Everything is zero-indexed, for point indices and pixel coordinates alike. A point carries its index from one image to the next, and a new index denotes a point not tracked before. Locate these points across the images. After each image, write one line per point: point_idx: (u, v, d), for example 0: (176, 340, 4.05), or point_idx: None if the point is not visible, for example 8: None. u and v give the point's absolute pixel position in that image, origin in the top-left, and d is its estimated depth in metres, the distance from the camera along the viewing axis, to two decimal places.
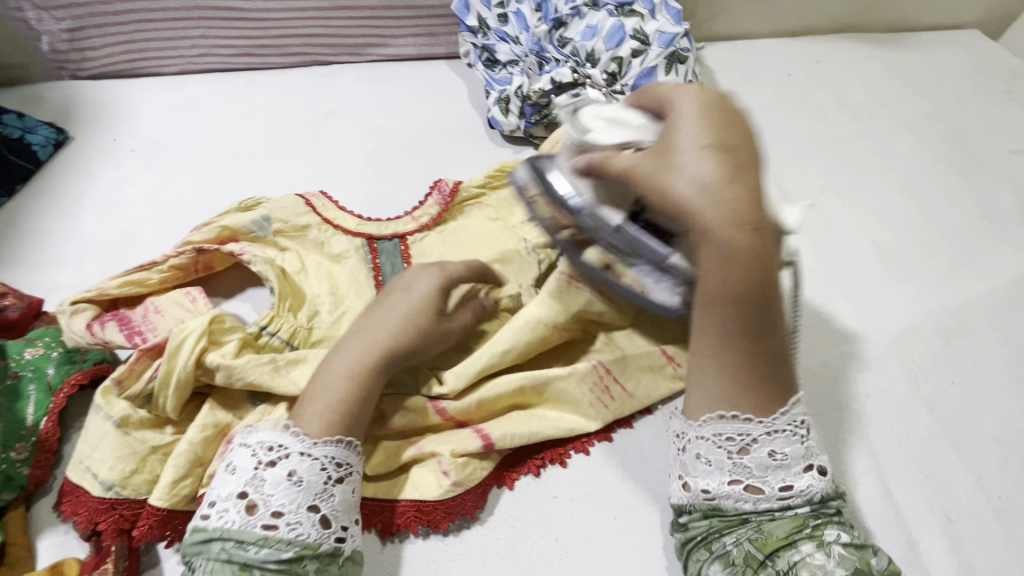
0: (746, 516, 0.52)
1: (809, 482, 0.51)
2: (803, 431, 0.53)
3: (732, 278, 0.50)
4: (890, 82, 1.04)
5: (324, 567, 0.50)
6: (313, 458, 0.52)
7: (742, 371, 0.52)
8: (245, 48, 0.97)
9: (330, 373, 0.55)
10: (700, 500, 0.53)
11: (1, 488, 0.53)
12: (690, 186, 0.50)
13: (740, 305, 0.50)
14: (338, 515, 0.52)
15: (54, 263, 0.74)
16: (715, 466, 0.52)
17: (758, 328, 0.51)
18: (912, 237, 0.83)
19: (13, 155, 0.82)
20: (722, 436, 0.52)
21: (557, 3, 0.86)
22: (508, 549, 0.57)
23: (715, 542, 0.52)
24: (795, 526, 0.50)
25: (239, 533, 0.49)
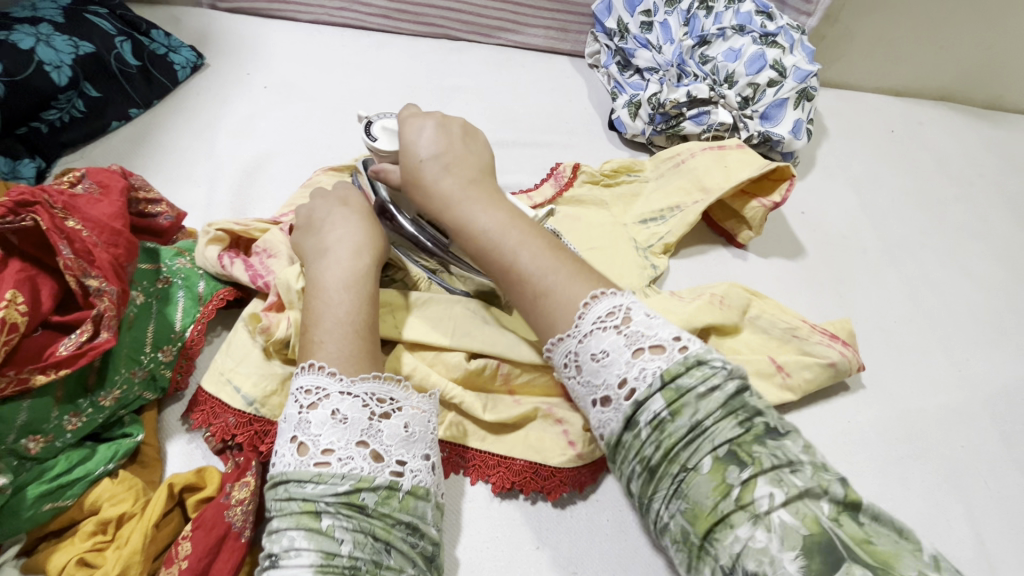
0: (653, 465, 0.46)
1: (653, 380, 0.47)
2: (616, 324, 0.51)
3: (489, 220, 0.57)
4: (989, 157, 1.07)
5: (383, 500, 0.47)
6: (353, 395, 0.49)
7: (528, 290, 0.55)
8: (383, 9, 0.99)
9: (313, 298, 0.55)
10: (604, 449, 0.51)
11: (147, 386, 0.53)
12: (428, 169, 0.59)
13: (483, 240, 0.57)
14: (392, 448, 0.48)
15: (187, 181, 0.75)
16: (584, 398, 0.52)
17: (535, 250, 0.56)
18: (1006, 305, 0.86)
19: (155, 69, 0.82)
20: (562, 367, 0.53)
21: (705, 22, 0.90)
22: (618, 532, 0.59)
23: (653, 514, 0.48)
24: (719, 490, 0.43)
25: (297, 472, 0.47)
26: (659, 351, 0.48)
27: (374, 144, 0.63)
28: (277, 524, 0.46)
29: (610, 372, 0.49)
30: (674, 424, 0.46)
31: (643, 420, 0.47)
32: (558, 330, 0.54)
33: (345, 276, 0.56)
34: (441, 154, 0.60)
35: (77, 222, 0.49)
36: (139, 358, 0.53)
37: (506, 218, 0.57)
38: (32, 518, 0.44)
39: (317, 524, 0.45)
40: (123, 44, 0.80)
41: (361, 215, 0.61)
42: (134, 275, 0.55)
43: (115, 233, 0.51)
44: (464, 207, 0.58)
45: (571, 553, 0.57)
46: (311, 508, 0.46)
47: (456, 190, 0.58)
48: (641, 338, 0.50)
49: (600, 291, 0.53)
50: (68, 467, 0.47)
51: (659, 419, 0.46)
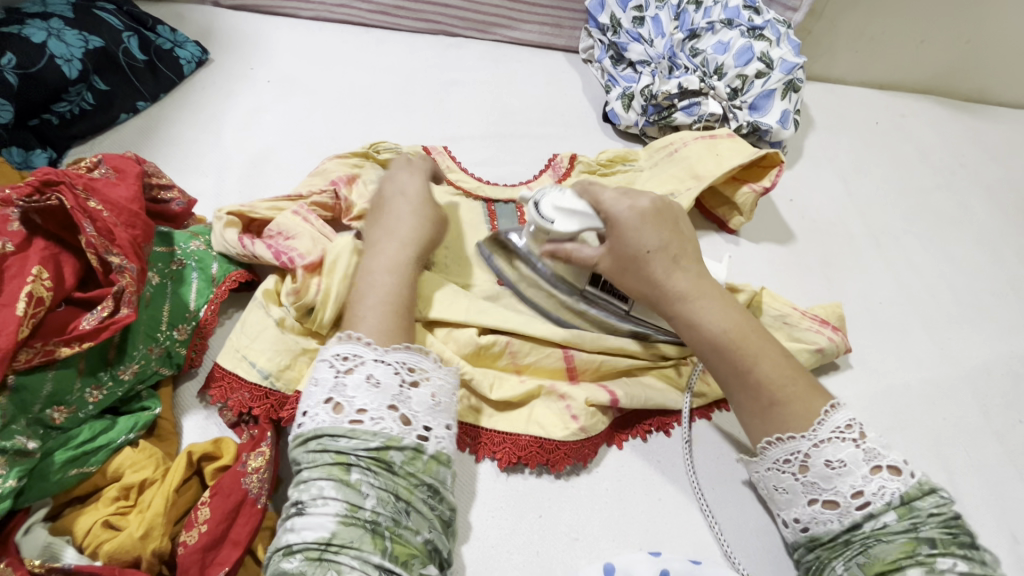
0: (843, 538, 0.52)
1: (892, 498, 0.50)
2: (852, 438, 0.53)
3: (723, 322, 0.58)
4: (969, 147, 1.11)
5: (409, 460, 0.50)
6: (387, 363, 0.52)
7: (762, 394, 0.56)
8: (382, 6, 1.01)
9: (361, 276, 0.58)
10: (799, 536, 0.55)
11: (163, 362, 0.56)
12: (649, 250, 0.60)
13: (721, 340, 0.58)
14: (420, 414, 0.51)
15: (196, 171, 0.77)
16: (792, 492, 0.55)
17: (771, 355, 0.57)
18: (985, 286, 0.90)
19: (161, 63, 0.84)
20: (780, 461, 0.55)
21: (694, 17, 0.94)
22: (616, 500, 0.61)
23: (827, 572, 0.52)
24: (904, 549, 0.48)
25: (330, 430, 0.49)
26: (896, 473, 0.51)
27: (550, 227, 0.63)
28: (306, 476, 0.48)
29: (844, 482, 0.52)
30: (883, 525, 0.50)
31: (870, 528, 0.51)
32: (786, 431, 0.55)
33: (392, 263, 0.59)
34: (665, 245, 0.61)
35: (98, 203, 0.51)
36: (156, 335, 0.55)
37: (736, 319, 0.59)
38: (59, 482, 0.47)
39: (346, 478, 0.48)
40: (130, 39, 0.82)
41: (412, 202, 0.65)
42: (150, 257, 0.58)
43: (133, 215, 0.53)
44: (701, 304, 0.59)
45: (572, 521, 0.59)
46: (343, 462, 0.48)
47: (652, 250, 0.60)
48: (878, 454, 0.52)
49: (834, 402, 0.54)
50: (91, 436, 0.49)
51: (886, 525, 0.50)
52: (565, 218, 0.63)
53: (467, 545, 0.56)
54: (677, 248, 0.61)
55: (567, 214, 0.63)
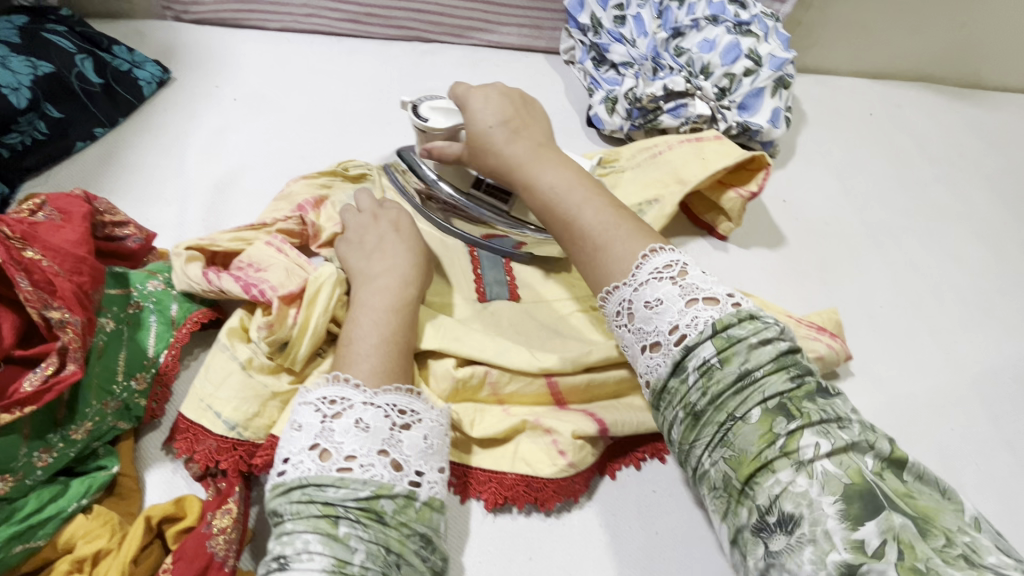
0: (699, 410, 0.47)
1: (705, 327, 0.48)
2: (671, 276, 0.52)
3: (553, 178, 0.62)
4: (967, 136, 1.07)
5: (401, 509, 0.46)
6: (376, 406, 0.48)
7: (587, 241, 0.58)
8: (352, 14, 0.97)
9: (360, 312, 0.55)
10: (648, 394, 0.51)
11: (121, 416, 0.52)
12: (495, 130, 0.65)
13: (552, 194, 0.61)
14: (413, 458, 0.48)
15: (158, 201, 0.74)
16: (631, 348, 0.53)
17: (597, 206, 0.59)
18: (989, 284, 0.86)
19: (119, 86, 0.80)
20: (614, 315, 0.55)
21: (678, 14, 0.89)
22: (610, 536, 0.58)
23: (693, 460, 0.47)
24: (764, 438, 0.43)
25: (317, 479, 0.45)
26: (712, 303, 0.49)
27: (425, 124, 0.67)
28: (289, 528, 0.44)
29: (662, 320, 0.50)
30: (723, 371, 0.46)
31: (693, 364, 0.47)
32: (614, 279, 0.55)
33: (392, 300, 0.57)
34: (504, 122, 0.66)
35: (36, 251, 0.48)
36: (111, 388, 0.51)
37: (579, 183, 0.61)
38: (3, 561, 0.43)
39: (333, 532, 0.43)
40: (84, 62, 0.77)
41: (404, 234, 0.64)
42: (103, 301, 0.54)
43: (78, 260, 0.50)
44: (538, 169, 0.63)
45: (564, 561, 0.56)
46: (329, 515, 0.44)
47: (500, 142, 0.64)
48: (696, 288, 0.51)
49: (656, 246, 0.55)
50: (39, 506, 0.45)
51: (706, 361, 0.47)
52: (439, 115, 0.68)
53: None
54: (535, 143, 0.65)
55: (446, 115, 0.68)
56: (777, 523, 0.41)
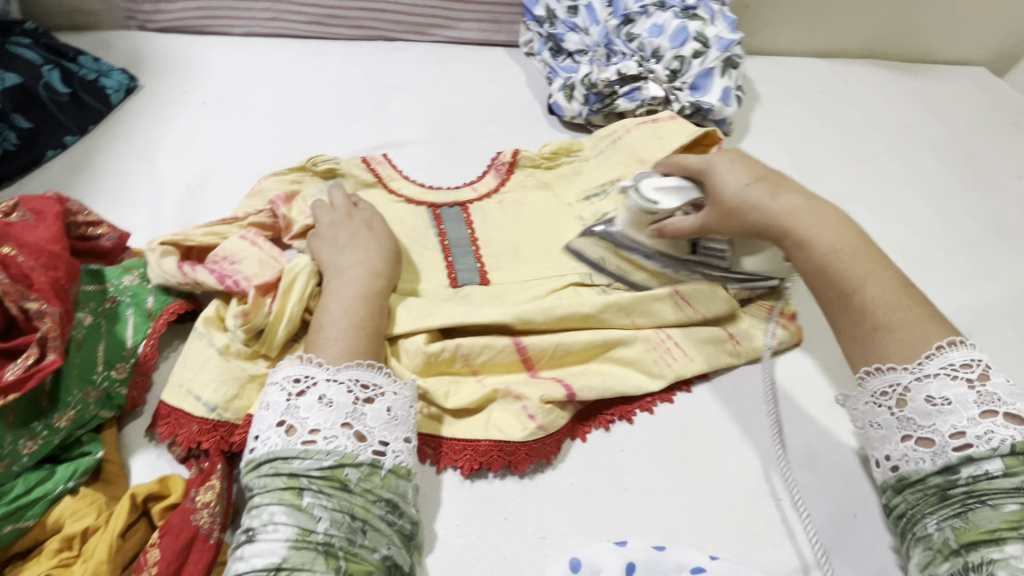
0: (950, 493, 0.50)
1: (1000, 445, 0.48)
2: (960, 373, 0.52)
3: (837, 238, 0.60)
4: (912, 107, 1.13)
5: (365, 477, 0.49)
6: (339, 381, 0.52)
7: (867, 318, 0.57)
8: (315, 16, 1.00)
9: (329, 300, 0.58)
10: (889, 476, 0.54)
11: (103, 405, 0.54)
12: (738, 189, 0.64)
13: (831, 257, 0.59)
14: (376, 429, 0.51)
15: (131, 204, 0.75)
16: (888, 428, 0.55)
17: (885, 281, 0.57)
18: (935, 244, 0.91)
19: (86, 95, 0.82)
20: (878, 393, 0.55)
21: (627, 1, 0.93)
22: (582, 494, 0.61)
23: (917, 524, 0.51)
24: (1009, 519, 0.46)
25: (283, 453, 0.48)
26: (1007, 419, 0.50)
27: (655, 208, 0.67)
28: (258, 500, 0.47)
29: (944, 421, 0.51)
30: (1004, 480, 0.47)
31: (968, 472, 0.49)
32: (887, 361, 0.55)
33: (364, 290, 0.59)
34: (756, 180, 0.64)
35: (11, 249, 0.50)
36: (92, 378, 0.53)
37: (852, 240, 0.60)
38: None
39: (298, 502, 0.46)
40: (51, 72, 0.80)
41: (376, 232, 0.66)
42: (79, 297, 0.56)
43: (54, 256, 0.52)
44: (808, 229, 0.61)
45: (538, 520, 0.59)
46: (294, 485, 0.47)
47: (736, 194, 0.64)
48: (996, 401, 0.50)
49: (957, 337, 0.53)
50: (26, 489, 0.47)
51: (989, 473, 0.48)
52: (667, 196, 0.67)
53: (433, 556, 0.56)
54: (751, 177, 0.64)
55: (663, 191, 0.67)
56: None
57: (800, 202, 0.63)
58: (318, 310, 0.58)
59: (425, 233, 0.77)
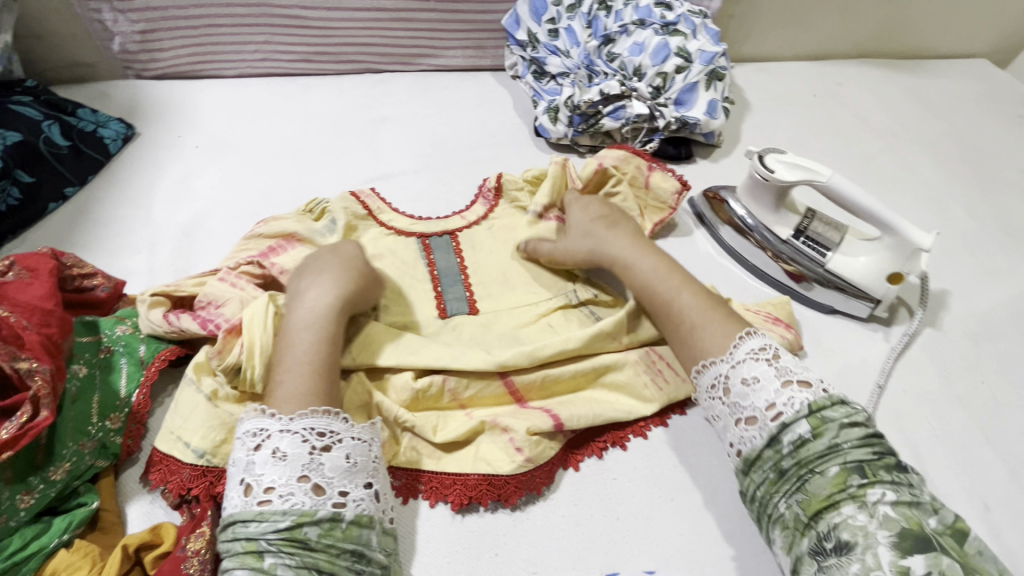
0: (786, 470, 0.52)
1: (801, 406, 0.53)
2: (766, 356, 0.57)
3: (650, 259, 0.70)
4: (909, 105, 1.10)
5: (326, 532, 0.49)
6: (293, 433, 0.51)
7: (687, 323, 0.64)
8: (304, 54, 1.02)
9: (284, 340, 0.58)
10: (737, 460, 0.56)
11: (98, 454, 0.55)
12: (580, 219, 0.78)
13: (646, 278, 0.69)
14: (334, 481, 0.50)
15: (128, 250, 0.78)
16: (722, 417, 0.58)
17: (695, 294, 0.65)
18: (938, 246, 0.88)
19: (85, 146, 0.85)
20: (709, 387, 0.59)
21: (607, 21, 0.94)
22: (574, 526, 0.60)
23: (771, 509, 0.53)
24: (837, 483, 0.50)
25: (242, 514, 0.49)
26: (806, 386, 0.55)
27: (771, 174, 0.75)
28: (224, 565, 0.48)
29: (758, 396, 0.55)
30: (814, 442, 0.52)
31: (788, 438, 0.53)
32: (710, 355, 0.60)
33: (312, 318, 0.59)
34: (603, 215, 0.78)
35: (4, 310, 0.52)
36: (86, 429, 0.55)
37: (665, 263, 0.70)
38: None
39: (259, 564, 0.47)
40: (51, 127, 0.83)
41: (340, 258, 0.65)
42: (74, 349, 0.58)
43: (46, 314, 0.54)
44: (630, 259, 0.71)
45: (529, 553, 0.58)
46: (253, 547, 0.48)
47: (584, 224, 0.77)
48: (790, 371, 0.56)
49: (749, 329, 0.60)
50: (22, 545, 0.49)
51: (801, 436, 0.52)
52: (787, 170, 0.75)
53: None
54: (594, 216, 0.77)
55: (789, 167, 0.75)
56: (833, 548, 0.48)
57: (625, 239, 0.74)
58: (275, 351, 0.58)
59: (414, 263, 0.77)
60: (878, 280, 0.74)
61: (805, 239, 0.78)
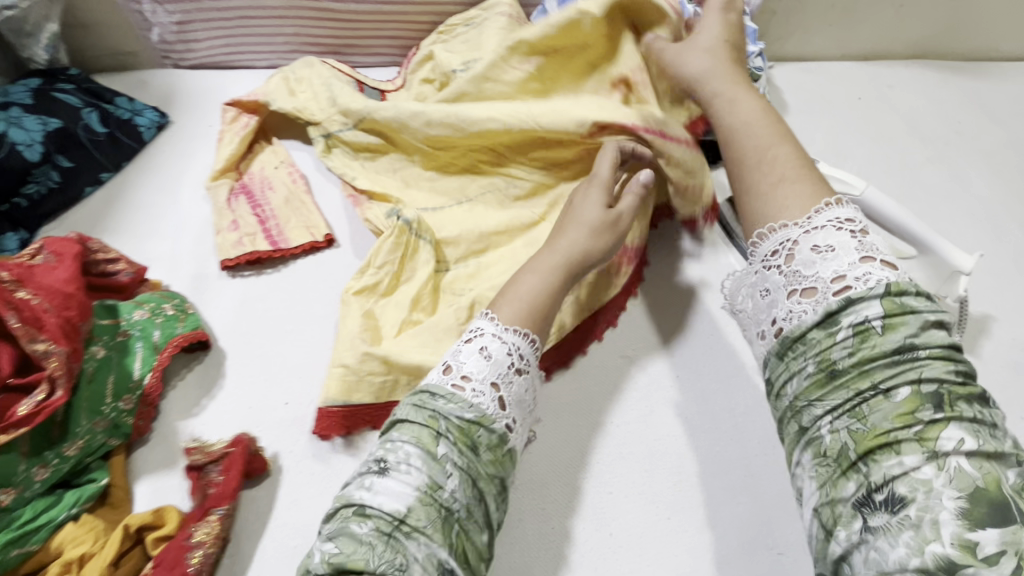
0: (852, 387, 0.47)
1: (876, 284, 0.49)
2: (852, 229, 0.54)
3: (747, 112, 0.65)
4: (965, 112, 1.02)
5: (492, 447, 0.52)
6: (503, 341, 0.56)
7: (772, 172, 0.60)
8: (331, 46, 1.02)
9: (524, 272, 0.62)
10: (774, 344, 0.54)
11: (110, 433, 0.58)
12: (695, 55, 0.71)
13: (740, 123, 0.65)
14: (513, 404, 0.54)
15: (155, 235, 0.81)
16: (775, 289, 0.55)
17: (804, 190, 0.57)
18: (988, 267, 0.81)
19: (121, 133, 0.89)
20: (769, 254, 0.56)
21: None
22: (565, 538, 0.59)
23: (807, 421, 0.49)
24: (901, 418, 0.44)
25: (435, 388, 0.54)
26: (886, 267, 0.50)
27: None
28: (397, 436, 0.51)
29: (825, 266, 0.52)
30: (883, 338, 0.47)
31: (848, 321, 0.48)
32: (779, 220, 0.57)
33: (551, 264, 0.62)
34: (709, 50, 0.72)
35: (27, 292, 0.55)
36: (100, 409, 0.58)
37: (777, 126, 0.64)
38: (3, 562, 0.50)
39: (432, 450, 0.50)
40: (90, 115, 0.86)
41: (600, 189, 0.66)
42: (93, 331, 0.60)
43: (66, 296, 0.57)
44: (735, 97, 0.67)
45: (517, 561, 0.58)
46: (435, 423, 0.51)
47: (708, 70, 0.70)
48: (873, 248, 0.52)
49: (827, 198, 0.56)
50: (34, 515, 0.52)
51: (865, 325, 0.48)
52: None
53: None
54: (725, 33, 0.73)
55: (819, 178, 0.71)
56: (883, 501, 0.43)
57: (752, 96, 0.67)
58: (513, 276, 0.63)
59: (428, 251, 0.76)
60: None
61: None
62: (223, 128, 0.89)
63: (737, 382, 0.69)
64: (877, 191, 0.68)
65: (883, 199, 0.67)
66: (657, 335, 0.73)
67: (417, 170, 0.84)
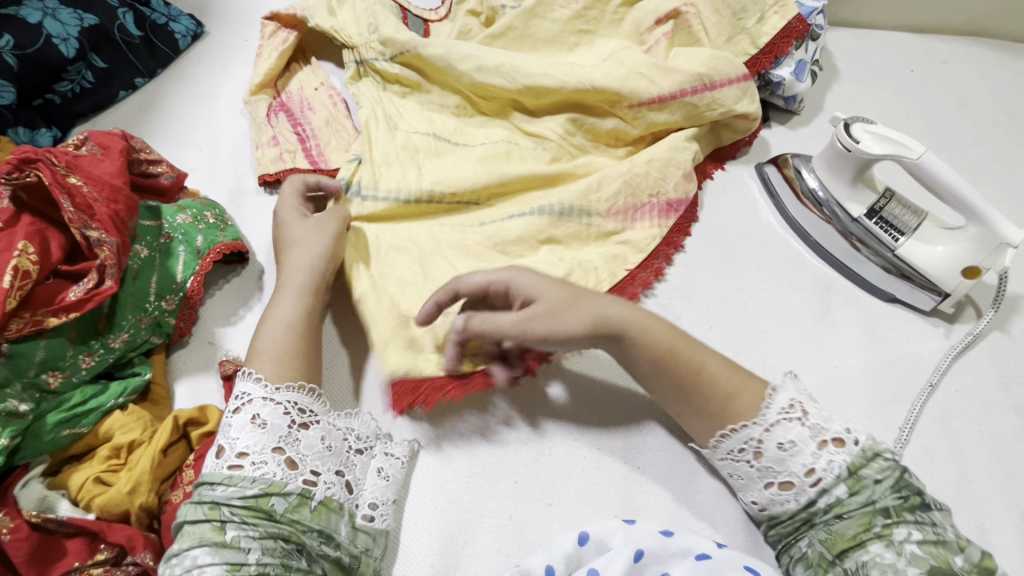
0: (811, 518, 0.52)
1: (838, 469, 0.51)
2: (798, 415, 0.53)
3: (656, 326, 0.57)
4: (1017, 94, 1.00)
5: (294, 507, 0.49)
6: (275, 403, 0.52)
7: (717, 393, 0.55)
8: None
9: (265, 329, 0.58)
10: (760, 514, 0.56)
11: (153, 331, 0.59)
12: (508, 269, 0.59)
13: (666, 351, 0.56)
14: (308, 458, 0.51)
15: (190, 146, 0.79)
16: (748, 479, 0.55)
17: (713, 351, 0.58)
18: None
19: (157, 39, 0.85)
20: (736, 451, 0.55)
21: None
22: (593, 469, 0.61)
23: (793, 546, 0.54)
24: (861, 524, 0.50)
25: (210, 476, 0.49)
26: (841, 445, 0.52)
27: (856, 146, 0.70)
28: (177, 548, 0.46)
29: (796, 462, 0.52)
30: (849, 498, 0.51)
31: (824, 502, 0.51)
32: (740, 419, 0.54)
33: (292, 315, 0.59)
34: (560, 281, 0.59)
35: (78, 179, 0.54)
36: (144, 305, 0.58)
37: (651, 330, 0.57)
38: (53, 442, 0.51)
39: (221, 539, 0.47)
40: (126, 16, 0.82)
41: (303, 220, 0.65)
42: (137, 230, 0.60)
43: (115, 190, 0.56)
44: (613, 320, 0.57)
45: (547, 486, 0.59)
46: (216, 512, 0.48)
47: (550, 292, 0.57)
48: (822, 428, 0.53)
49: (773, 385, 0.55)
50: (82, 400, 0.52)
51: (838, 498, 0.51)
52: (874, 141, 0.69)
53: (443, 508, 0.58)
54: (551, 277, 0.59)
55: (876, 139, 0.69)
56: None
57: (604, 297, 0.58)
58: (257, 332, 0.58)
59: (457, 171, 0.73)
60: (952, 272, 0.69)
61: (879, 219, 0.73)
62: (262, 42, 0.86)
63: (768, 338, 0.71)
64: (936, 157, 0.67)
65: (941, 164, 0.66)
66: (695, 287, 0.74)
67: (448, 111, 0.81)
